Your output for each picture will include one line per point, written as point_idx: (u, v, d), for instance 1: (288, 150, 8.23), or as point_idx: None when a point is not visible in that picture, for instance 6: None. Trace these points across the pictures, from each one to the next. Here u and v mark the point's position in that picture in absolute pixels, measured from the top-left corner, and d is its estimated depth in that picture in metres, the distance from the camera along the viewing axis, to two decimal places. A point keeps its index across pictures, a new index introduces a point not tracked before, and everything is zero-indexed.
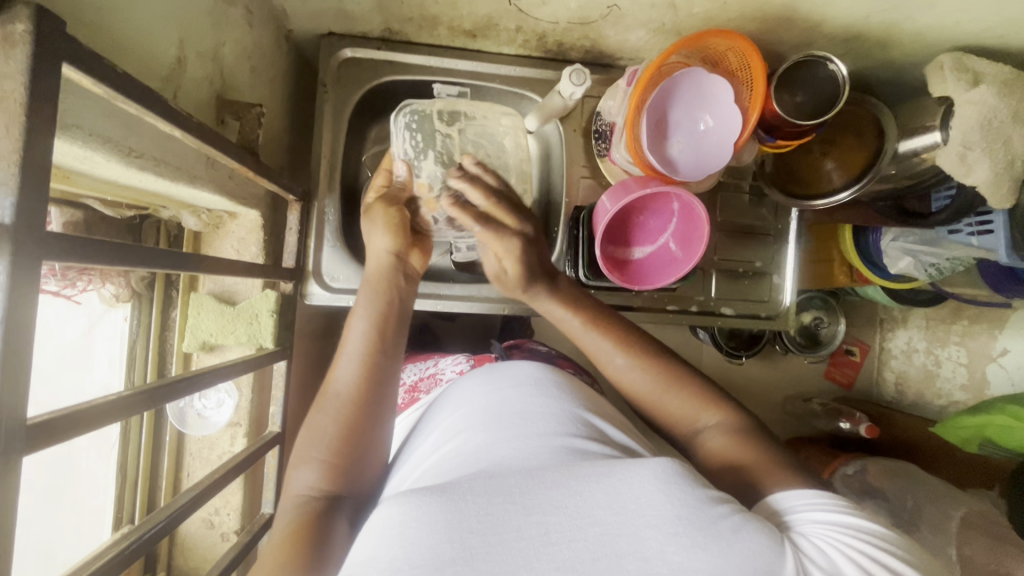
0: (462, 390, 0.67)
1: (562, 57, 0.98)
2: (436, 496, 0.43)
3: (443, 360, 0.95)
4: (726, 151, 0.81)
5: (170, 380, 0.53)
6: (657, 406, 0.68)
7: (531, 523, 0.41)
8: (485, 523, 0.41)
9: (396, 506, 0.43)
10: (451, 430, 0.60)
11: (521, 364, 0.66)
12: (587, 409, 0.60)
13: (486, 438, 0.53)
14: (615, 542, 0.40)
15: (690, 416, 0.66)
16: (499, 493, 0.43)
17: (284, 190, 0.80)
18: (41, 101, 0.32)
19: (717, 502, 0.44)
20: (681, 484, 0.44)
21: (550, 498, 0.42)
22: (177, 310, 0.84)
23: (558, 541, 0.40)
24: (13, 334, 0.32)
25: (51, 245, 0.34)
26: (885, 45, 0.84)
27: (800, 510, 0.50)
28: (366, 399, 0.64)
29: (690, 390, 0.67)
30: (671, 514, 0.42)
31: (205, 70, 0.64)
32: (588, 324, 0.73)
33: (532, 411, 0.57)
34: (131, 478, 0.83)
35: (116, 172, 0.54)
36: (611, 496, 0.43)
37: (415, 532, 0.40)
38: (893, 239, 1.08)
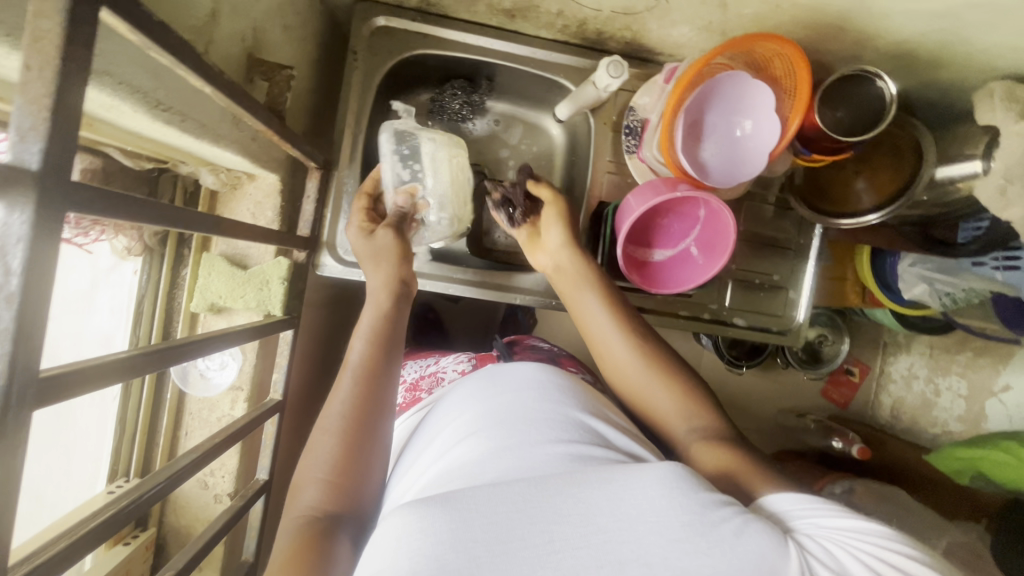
0: (462, 392, 0.67)
1: (600, 47, 0.95)
2: (439, 503, 0.42)
3: (443, 358, 0.94)
4: (759, 160, 0.79)
5: (175, 344, 0.51)
6: (653, 402, 0.70)
7: (536, 532, 0.41)
8: (490, 533, 0.40)
9: (397, 517, 0.42)
10: (454, 432, 0.59)
11: (523, 366, 0.65)
12: (593, 415, 0.59)
13: (490, 447, 0.52)
14: (619, 549, 0.40)
15: (678, 416, 0.68)
16: (503, 502, 0.42)
17: (306, 156, 0.78)
18: (78, 45, 0.30)
19: (718, 504, 0.43)
20: (682, 488, 0.44)
21: (553, 506, 0.42)
22: (188, 269, 0.83)
23: (561, 550, 0.40)
24: (36, 285, 0.30)
25: (77, 197, 0.33)
26: (934, 65, 0.82)
27: (801, 512, 0.49)
28: (368, 408, 0.63)
29: (685, 394, 0.69)
30: (675, 518, 0.41)
31: (238, 26, 0.62)
32: (599, 298, 0.77)
33: (535, 419, 0.56)
34: (129, 433, 0.81)
35: (140, 123, 0.52)
36: (614, 502, 0.42)
37: (418, 543, 0.40)
38: (910, 264, 1.05)
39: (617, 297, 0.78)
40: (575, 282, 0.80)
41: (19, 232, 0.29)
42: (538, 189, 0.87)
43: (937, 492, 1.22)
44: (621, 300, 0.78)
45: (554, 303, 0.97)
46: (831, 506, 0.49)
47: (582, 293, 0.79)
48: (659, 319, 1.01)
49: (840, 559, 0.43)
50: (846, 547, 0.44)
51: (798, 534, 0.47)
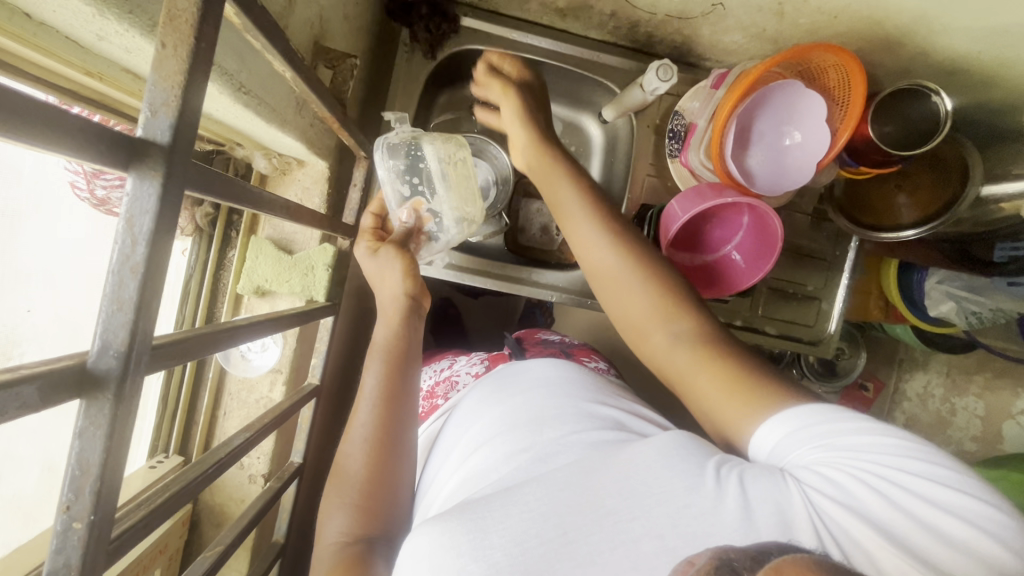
0: (474, 394, 0.68)
1: (647, 50, 0.95)
2: (457, 517, 0.45)
3: (457, 360, 0.92)
4: (808, 169, 0.79)
5: (221, 328, 0.51)
6: (640, 312, 0.64)
7: (551, 527, 0.44)
8: (509, 538, 0.44)
9: (422, 534, 0.46)
10: (469, 432, 0.61)
11: (534, 365, 0.67)
12: (603, 402, 0.61)
13: (502, 449, 0.54)
14: (633, 526, 0.44)
15: (659, 324, 0.63)
16: (517, 505, 0.45)
17: (358, 145, 0.79)
18: (209, 26, 0.31)
19: (717, 465, 0.48)
20: (683, 458, 0.48)
21: (568, 501, 0.46)
22: (235, 251, 0.84)
23: (576, 539, 0.44)
24: (157, 257, 0.31)
25: (193, 172, 0.33)
26: (984, 84, 0.82)
27: (786, 440, 0.51)
28: (389, 418, 0.63)
29: (671, 300, 0.63)
30: (678, 486, 0.46)
31: (310, 14, 0.63)
32: (579, 196, 0.69)
33: (546, 415, 0.57)
34: (171, 409, 0.82)
35: (218, 105, 0.53)
36: (617, 483, 0.46)
37: (443, 558, 0.43)
38: (939, 281, 1.04)
39: (603, 195, 0.70)
40: (551, 176, 0.71)
41: (147, 205, 0.30)
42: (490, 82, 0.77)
43: None
44: (602, 198, 0.70)
45: (590, 302, 0.97)
46: (810, 419, 0.51)
47: (561, 188, 0.70)
48: None
49: (834, 477, 0.46)
50: (834, 465, 0.46)
51: (791, 468, 0.49)
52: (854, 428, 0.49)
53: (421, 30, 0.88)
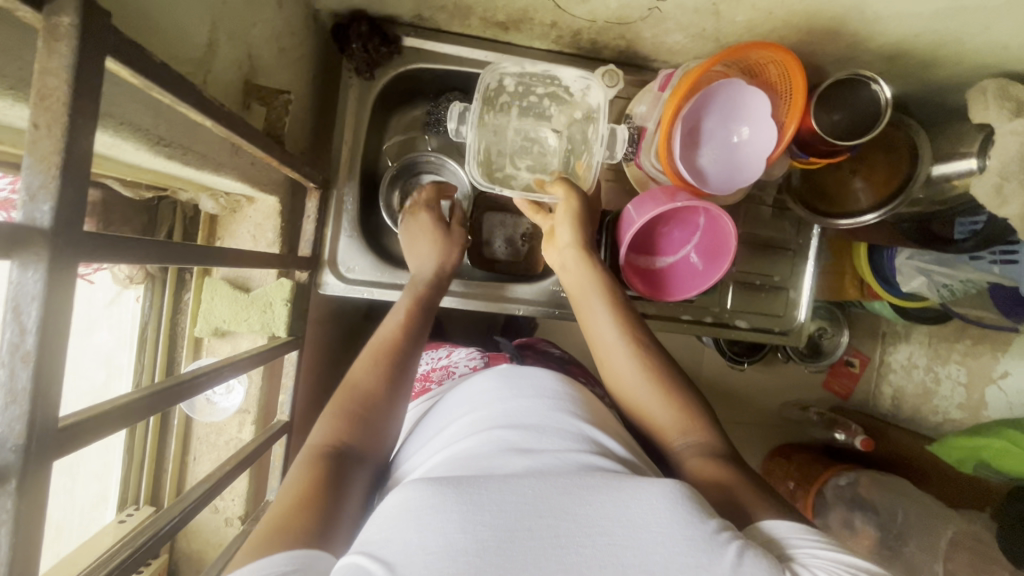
0: (477, 386, 0.66)
1: (594, 55, 0.95)
2: (452, 489, 0.42)
3: (456, 351, 0.95)
4: (758, 166, 0.79)
5: (187, 377, 0.51)
6: (655, 418, 0.66)
7: (543, 524, 0.41)
8: (500, 519, 0.40)
9: (410, 492, 0.43)
10: (461, 431, 0.58)
11: (542, 375, 0.64)
12: (599, 428, 0.58)
13: (501, 443, 0.52)
14: (621, 552, 0.40)
15: (675, 431, 0.64)
16: (514, 493, 0.42)
17: (305, 178, 0.78)
18: (83, 99, 0.30)
19: (719, 528, 0.43)
20: (689, 509, 0.43)
21: (562, 503, 0.42)
22: (190, 293, 0.83)
23: (566, 545, 0.40)
24: (49, 344, 0.30)
25: (86, 247, 0.33)
26: (927, 65, 0.82)
27: (799, 542, 0.47)
28: (399, 355, 0.67)
29: (682, 409, 0.65)
30: (678, 531, 0.41)
31: (235, 54, 0.62)
32: (602, 295, 0.73)
33: (545, 426, 0.55)
34: (138, 460, 0.81)
35: (140, 159, 0.52)
36: (621, 509, 0.42)
37: (429, 520, 0.40)
38: (908, 258, 1.06)
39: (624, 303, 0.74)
40: (580, 280, 0.76)
41: (33, 291, 0.29)
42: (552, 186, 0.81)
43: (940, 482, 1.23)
44: (618, 294, 0.74)
45: (557, 313, 0.96)
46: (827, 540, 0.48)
47: (587, 289, 0.75)
48: (659, 323, 1.01)
49: None
50: None
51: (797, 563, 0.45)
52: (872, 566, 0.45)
53: (360, 52, 0.86)
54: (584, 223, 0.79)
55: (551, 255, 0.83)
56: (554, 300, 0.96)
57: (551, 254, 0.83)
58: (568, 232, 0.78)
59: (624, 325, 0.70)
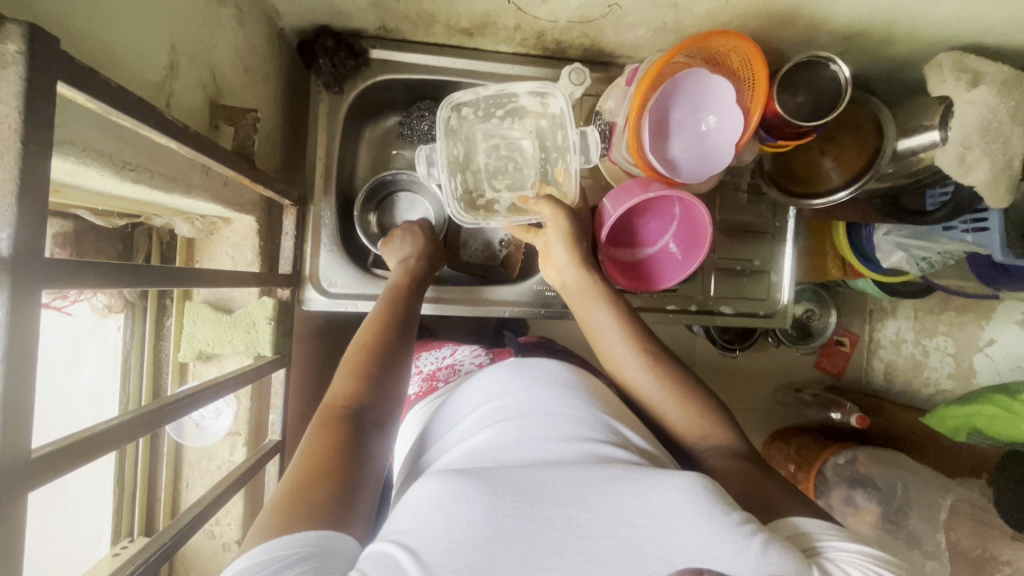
0: (490, 375, 0.66)
1: (561, 55, 0.96)
2: (475, 480, 0.43)
3: (459, 350, 0.94)
4: (727, 152, 0.80)
5: (170, 400, 0.51)
6: (673, 421, 0.67)
7: (563, 515, 0.41)
8: (521, 508, 0.41)
9: (433, 482, 0.44)
10: (477, 421, 0.59)
11: (547, 366, 0.64)
12: (616, 419, 0.57)
13: (518, 433, 0.52)
14: (643, 544, 0.40)
15: (694, 434, 0.66)
16: (535, 484, 0.43)
17: (280, 195, 0.78)
18: (37, 126, 0.30)
19: (741, 519, 0.42)
20: (711, 500, 0.43)
21: (583, 494, 0.42)
22: (171, 319, 0.82)
23: (588, 536, 0.40)
24: (16, 369, 0.30)
25: (48, 273, 0.33)
26: (883, 43, 0.84)
27: (828, 537, 0.49)
28: (393, 330, 0.70)
29: (702, 411, 0.66)
30: (701, 523, 0.41)
31: (198, 75, 0.62)
32: (608, 305, 0.73)
33: (562, 414, 0.55)
34: (128, 492, 0.80)
35: (108, 185, 0.52)
36: (642, 501, 0.42)
37: (452, 510, 0.41)
38: (886, 234, 1.06)
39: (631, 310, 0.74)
40: (585, 293, 0.75)
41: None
42: (539, 207, 0.79)
43: (935, 452, 1.25)
44: (621, 301, 0.74)
45: (543, 312, 0.97)
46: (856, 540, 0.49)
47: (592, 301, 0.74)
48: (647, 315, 1.02)
49: None
50: None
51: (824, 557, 0.47)
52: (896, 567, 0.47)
53: (327, 66, 0.87)
54: (579, 240, 0.77)
55: (550, 274, 0.81)
56: (539, 299, 0.97)
57: (549, 274, 0.81)
58: (563, 253, 0.77)
59: (633, 334, 0.71)
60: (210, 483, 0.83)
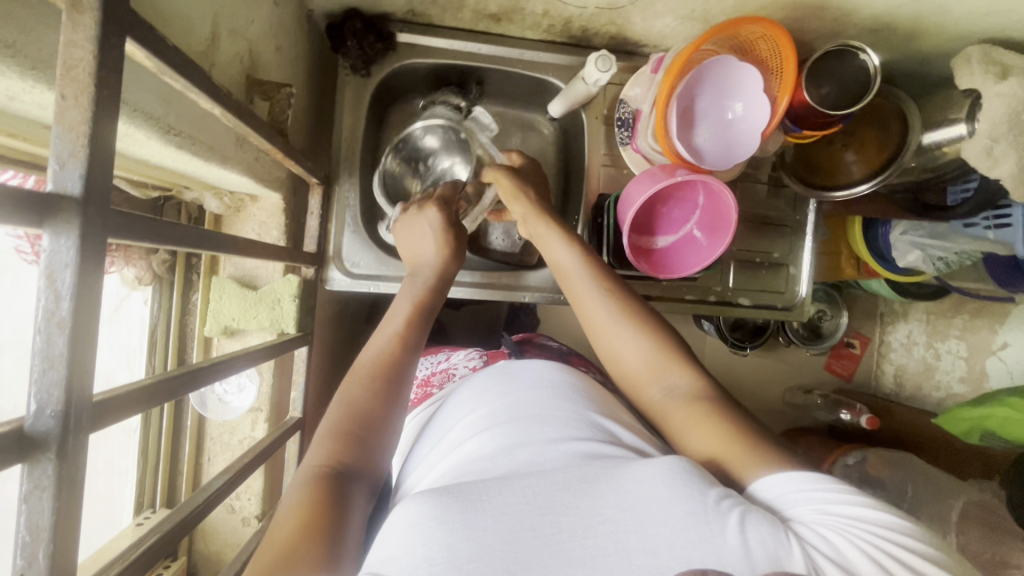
0: (475, 384, 0.64)
1: (586, 44, 0.97)
2: (452, 496, 0.42)
3: (455, 353, 0.90)
4: (753, 140, 0.80)
5: (198, 366, 0.50)
6: (635, 364, 0.63)
7: (546, 522, 0.40)
8: (501, 522, 0.40)
9: (411, 504, 0.43)
10: (463, 427, 0.56)
11: (535, 364, 0.61)
12: (604, 412, 0.56)
13: (501, 436, 0.50)
14: (625, 538, 0.39)
15: (654, 376, 0.61)
16: (513, 494, 0.42)
17: (309, 173, 0.79)
18: (108, 72, 0.31)
19: (719, 495, 0.41)
20: (689, 482, 0.42)
21: (564, 499, 0.42)
22: (198, 293, 0.83)
23: (569, 539, 0.39)
24: (83, 309, 0.31)
25: (112, 221, 0.33)
26: (911, 36, 0.84)
27: (795, 494, 0.45)
28: (395, 368, 0.63)
29: (664, 351, 0.62)
30: (678, 508, 0.40)
31: (236, 49, 0.63)
32: (575, 253, 0.72)
33: (547, 414, 0.53)
34: (152, 462, 0.81)
35: (151, 150, 0.53)
36: (620, 495, 0.42)
37: (431, 530, 0.40)
38: (902, 232, 1.07)
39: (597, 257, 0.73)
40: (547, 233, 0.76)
41: (67, 258, 0.30)
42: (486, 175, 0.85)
43: (946, 453, 1.24)
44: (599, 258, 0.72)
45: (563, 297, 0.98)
46: (830, 485, 0.45)
47: (557, 244, 0.74)
48: (665, 305, 1.02)
49: (841, 547, 0.39)
50: (847, 534, 0.40)
51: (794, 522, 0.43)
52: (886, 506, 0.43)
53: (354, 48, 0.87)
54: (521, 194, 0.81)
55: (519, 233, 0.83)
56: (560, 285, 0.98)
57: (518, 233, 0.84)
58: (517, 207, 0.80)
59: (595, 274, 0.70)
60: (226, 459, 0.83)
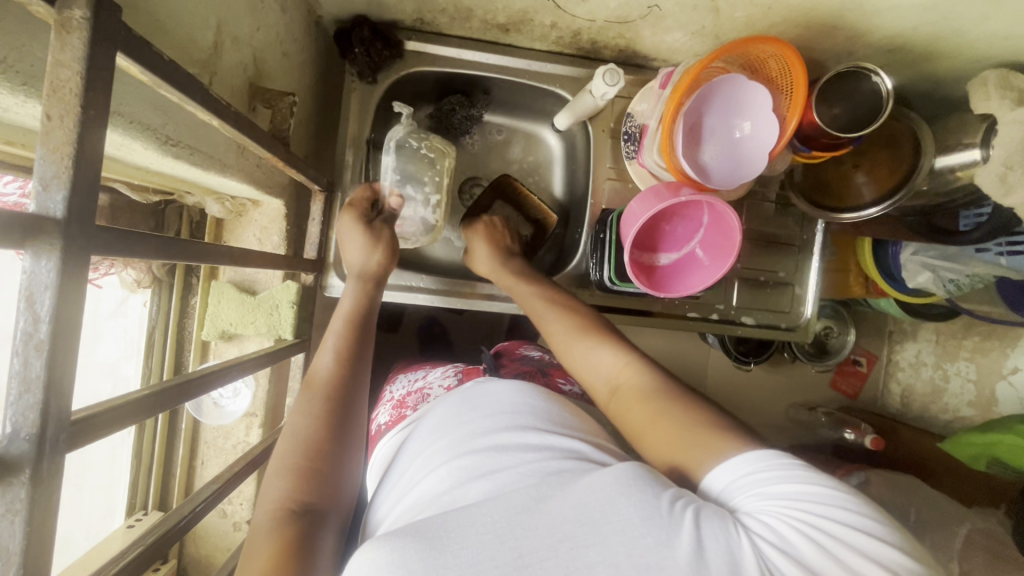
0: (437, 413, 0.62)
1: (595, 56, 0.96)
2: (411, 536, 0.40)
3: (433, 371, 0.85)
4: (760, 160, 0.79)
5: (194, 375, 0.50)
6: (594, 377, 0.66)
7: (506, 550, 0.38)
8: (460, 558, 0.38)
9: (374, 548, 0.41)
10: (427, 459, 0.54)
11: (498, 389, 0.59)
12: (569, 429, 0.54)
13: (463, 467, 0.48)
14: (586, 552, 0.37)
15: (610, 381, 0.64)
16: (473, 526, 0.40)
17: (311, 181, 0.79)
18: (95, 91, 0.31)
19: (672, 498, 0.40)
20: (642, 488, 0.41)
21: (522, 523, 0.40)
22: (197, 297, 0.84)
23: (531, 563, 0.37)
24: (63, 332, 0.31)
25: (97, 240, 0.33)
26: (926, 58, 0.83)
27: (745, 485, 0.44)
28: (342, 390, 0.63)
29: (618, 356, 0.66)
30: (634, 514, 0.38)
31: (240, 57, 0.63)
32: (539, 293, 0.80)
33: (507, 440, 0.51)
34: (146, 463, 0.82)
35: (149, 159, 0.53)
36: (577, 506, 0.40)
37: (393, 574, 0.37)
38: (913, 253, 1.04)
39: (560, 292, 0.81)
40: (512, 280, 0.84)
41: (48, 280, 0.30)
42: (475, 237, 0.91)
43: (952, 480, 1.21)
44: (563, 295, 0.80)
45: None
46: (778, 467, 0.44)
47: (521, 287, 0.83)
48: (667, 322, 1.01)
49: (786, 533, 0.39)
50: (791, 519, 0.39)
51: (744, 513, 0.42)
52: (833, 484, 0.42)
53: (361, 56, 0.86)
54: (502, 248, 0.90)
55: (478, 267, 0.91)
56: None
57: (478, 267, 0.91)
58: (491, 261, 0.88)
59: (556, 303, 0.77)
60: (220, 462, 0.83)
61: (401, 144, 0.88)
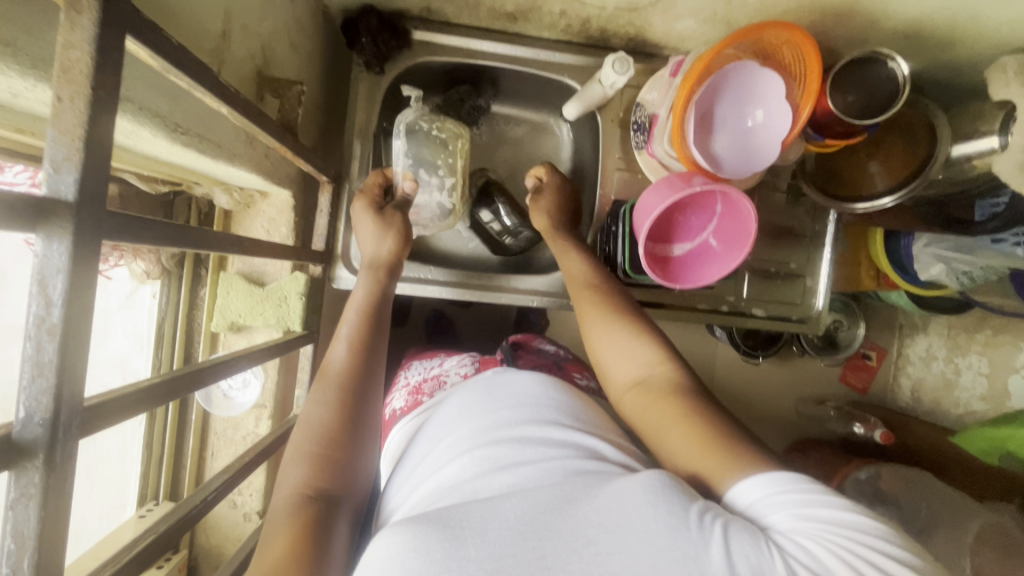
0: (454, 402, 0.61)
1: (604, 44, 0.95)
2: (433, 524, 0.40)
3: (449, 359, 0.85)
4: (774, 148, 0.78)
5: (200, 366, 0.50)
6: (613, 361, 0.63)
7: (529, 547, 0.38)
8: (483, 551, 0.38)
9: (393, 534, 0.41)
10: (444, 449, 0.54)
11: (520, 379, 0.59)
12: (590, 428, 0.53)
13: (485, 458, 0.48)
14: (610, 560, 0.37)
15: (633, 368, 0.61)
16: (496, 519, 0.40)
17: (319, 172, 0.78)
18: (105, 72, 0.30)
19: (701, 509, 0.40)
20: (670, 498, 0.40)
21: (547, 522, 0.39)
22: (206, 289, 0.84)
23: (554, 565, 0.37)
24: (75, 316, 0.30)
25: (108, 225, 0.33)
26: (943, 43, 0.81)
27: (773, 499, 0.43)
28: (358, 380, 0.62)
29: (643, 344, 0.62)
30: (662, 526, 0.38)
31: (248, 45, 0.62)
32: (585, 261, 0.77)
33: (530, 434, 0.50)
34: (157, 454, 0.82)
35: (158, 148, 0.53)
36: (603, 512, 0.40)
37: (415, 563, 0.37)
38: (925, 244, 1.02)
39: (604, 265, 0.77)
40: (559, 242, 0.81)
41: (59, 263, 0.30)
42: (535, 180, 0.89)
43: (965, 474, 1.20)
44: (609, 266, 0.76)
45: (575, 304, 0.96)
46: (810, 488, 0.43)
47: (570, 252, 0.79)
48: (678, 313, 1.00)
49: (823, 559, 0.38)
50: (828, 545, 0.38)
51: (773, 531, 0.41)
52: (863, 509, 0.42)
53: (368, 46, 0.85)
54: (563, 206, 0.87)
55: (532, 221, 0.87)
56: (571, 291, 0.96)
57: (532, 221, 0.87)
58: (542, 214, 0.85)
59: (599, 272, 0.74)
60: (230, 452, 0.84)
61: (409, 128, 0.87)
